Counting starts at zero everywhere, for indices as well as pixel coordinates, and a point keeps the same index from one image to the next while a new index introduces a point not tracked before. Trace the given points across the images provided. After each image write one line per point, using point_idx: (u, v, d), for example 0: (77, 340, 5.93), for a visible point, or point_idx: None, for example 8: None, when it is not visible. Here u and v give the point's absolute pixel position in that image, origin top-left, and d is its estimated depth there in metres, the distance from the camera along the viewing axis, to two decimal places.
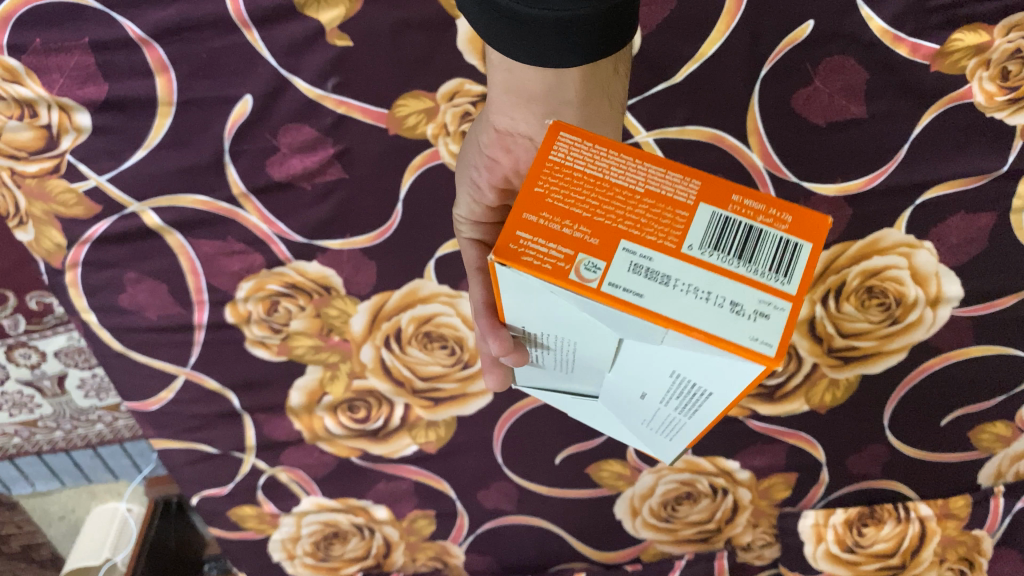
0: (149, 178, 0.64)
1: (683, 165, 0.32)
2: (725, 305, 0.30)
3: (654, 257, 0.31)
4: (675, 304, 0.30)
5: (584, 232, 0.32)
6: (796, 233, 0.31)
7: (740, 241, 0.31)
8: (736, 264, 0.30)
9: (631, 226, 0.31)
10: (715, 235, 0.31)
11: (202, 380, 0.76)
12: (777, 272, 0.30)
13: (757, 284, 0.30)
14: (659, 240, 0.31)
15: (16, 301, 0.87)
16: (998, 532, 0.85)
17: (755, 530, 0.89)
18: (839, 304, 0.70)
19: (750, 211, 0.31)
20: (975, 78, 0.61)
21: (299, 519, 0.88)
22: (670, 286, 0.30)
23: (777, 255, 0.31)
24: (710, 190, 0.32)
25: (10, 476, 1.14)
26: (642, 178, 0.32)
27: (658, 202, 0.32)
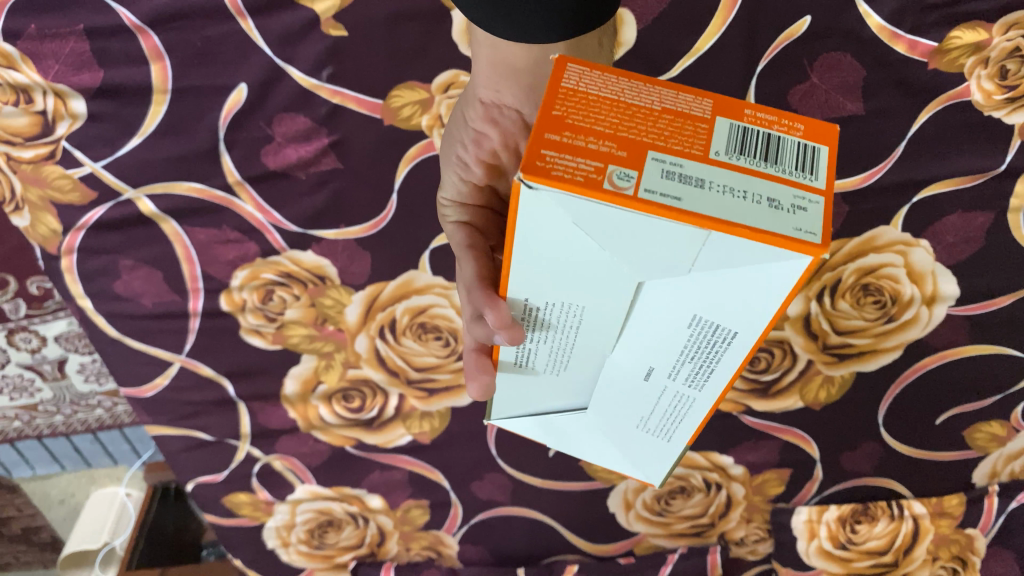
0: (144, 166, 0.64)
1: (692, 87, 0.31)
2: (762, 202, 0.28)
3: (684, 164, 0.29)
4: (714, 207, 0.28)
5: (610, 147, 0.29)
6: (812, 138, 0.30)
7: (763, 146, 0.30)
8: (765, 165, 0.29)
9: (655, 138, 0.29)
10: (739, 141, 0.30)
11: (198, 368, 0.76)
12: (804, 169, 0.29)
13: (789, 181, 0.29)
14: (685, 148, 0.29)
15: (16, 286, 0.88)
16: (992, 530, 0.85)
17: (747, 526, 0.90)
18: (834, 301, 0.72)
19: (765, 121, 0.30)
20: (973, 76, 0.59)
21: (293, 507, 0.88)
22: (706, 189, 0.28)
23: (799, 156, 0.30)
24: (724, 105, 0.31)
25: (10, 460, 1.15)
26: (655, 99, 0.31)
27: (676, 117, 0.30)
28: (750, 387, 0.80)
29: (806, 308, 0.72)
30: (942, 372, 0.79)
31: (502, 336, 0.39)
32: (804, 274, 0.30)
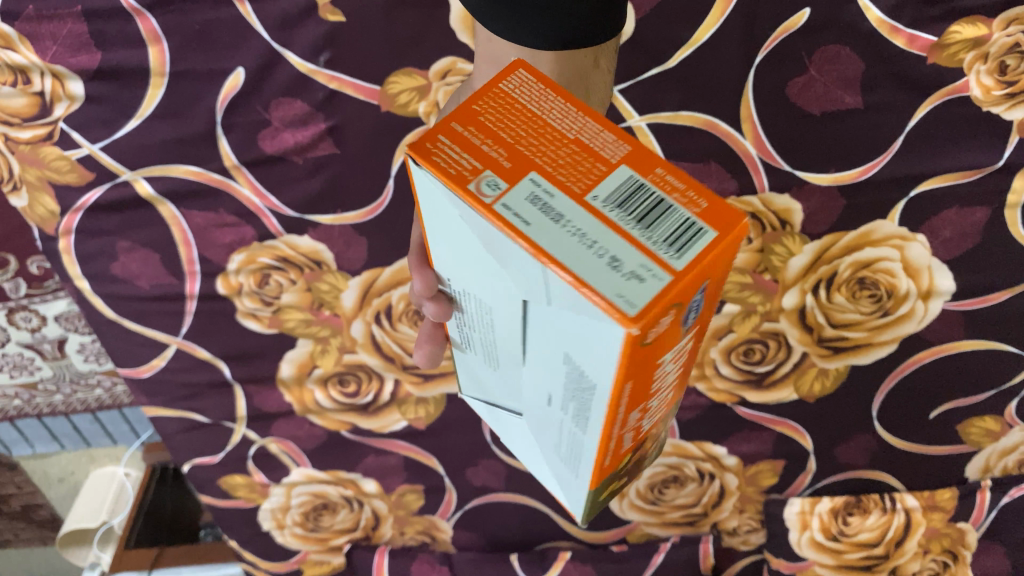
0: (142, 149, 0.63)
1: (620, 128, 0.29)
2: (603, 258, 0.26)
3: (558, 192, 0.27)
4: (556, 243, 0.26)
5: (499, 153, 0.28)
6: (706, 220, 0.26)
7: (646, 209, 0.27)
8: (633, 227, 0.26)
9: (546, 162, 0.28)
10: (622, 195, 0.27)
11: (194, 351, 0.77)
12: (668, 246, 0.26)
13: (643, 249, 0.26)
14: (567, 181, 0.27)
15: (16, 265, 0.88)
16: (983, 524, 0.88)
17: (740, 516, 0.94)
18: (829, 294, 0.72)
19: (668, 187, 0.27)
20: (972, 71, 0.58)
21: (289, 490, 0.91)
22: (559, 225, 0.27)
23: (675, 233, 0.26)
24: (640, 157, 0.28)
25: (10, 438, 1.15)
26: (576, 127, 0.29)
27: (583, 150, 0.28)
28: (744, 378, 0.80)
29: (801, 300, 0.72)
30: (937, 367, 0.79)
31: (429, 306, 0.39)
32: (626, 352, 0.26)
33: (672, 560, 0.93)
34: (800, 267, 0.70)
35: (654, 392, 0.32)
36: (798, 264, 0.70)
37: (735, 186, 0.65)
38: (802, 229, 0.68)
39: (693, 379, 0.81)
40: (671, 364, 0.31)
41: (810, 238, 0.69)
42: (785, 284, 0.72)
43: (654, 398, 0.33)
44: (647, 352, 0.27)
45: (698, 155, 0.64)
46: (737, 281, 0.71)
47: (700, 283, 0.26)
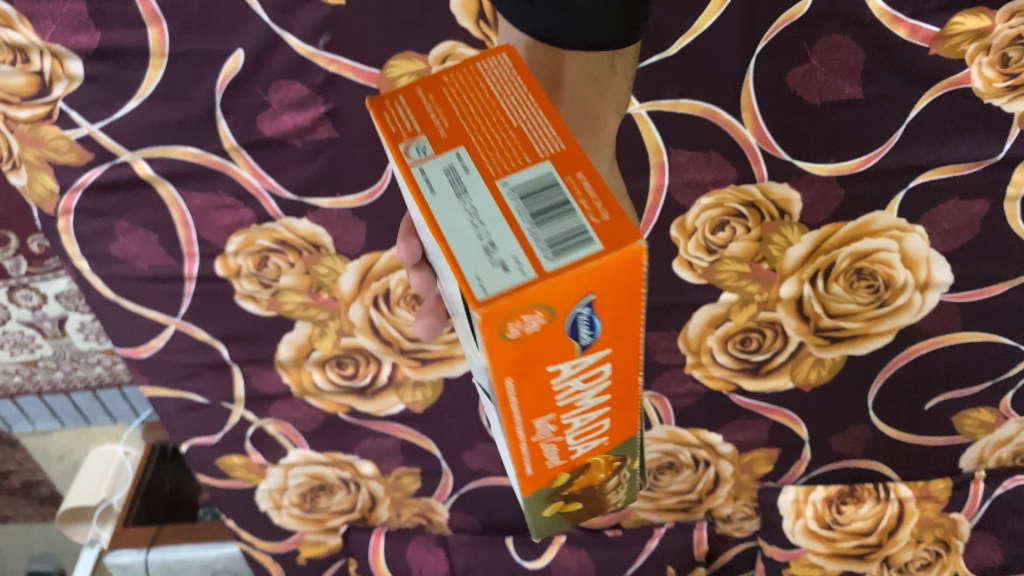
0: (142, 130, 0.63)
1: (562, 131, 0.31)
2: (482, 240, 0.28)
3: (474, 171, 0.30)
4: (448, 214, 0.29)
5: (442, 126, 0.32)
6: (599, 231, 0.27)
7: (548, 206, 0.28)
8: (525, 219, 0.28)
9: (479, 142, 0.31)
10: (528, 187, 0.29)
11: (193, 332, 0.77)
12: (548, 246, 0.27)
13: (524, 242, 0.27)
14: (488, 164, 0.30)
15: (17, 243, 0.88)
16: (976, 515, 0.89)
17: (734, 503, 0.96)
18: (827, 284, 0.72)
19: (579, 191, 0.29)
20: (974, 63, 0.58)
21: (286, 471, 0.91)
22: (460, 199, 0.29)
23: (562, 235, 0.28)
24: (566, 160, 0.30)
25: (11, 414, 1.16)
26: (524, 120, 0.32)
27: (517, 139, 0.31)
28: (740, 366, 0.80)
29: (799, 290, 0.72)
30: (933, 359, 0.79)
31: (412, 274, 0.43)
32: (489, 343, 0.27)
33: (666, 545, 0.95)
34: (798, 257, 0.70)
35: (562, 406, 0.33)
36: (797, 254, 0.70)
37: (735, 175, 0.65)
38: (801, 219, 0.68)
39: (689, 367, 0.81)
40: (577, 381, 0.32)
41: (809, 229, 0.69)
42: (783, 274, 0.72)
43: (572, 412, 0.34)
44: (516, 347, 0.28)
45: (698, 143, 0.64)
46: (734, 270, 0.72)
47: (579, 291, 0.27)
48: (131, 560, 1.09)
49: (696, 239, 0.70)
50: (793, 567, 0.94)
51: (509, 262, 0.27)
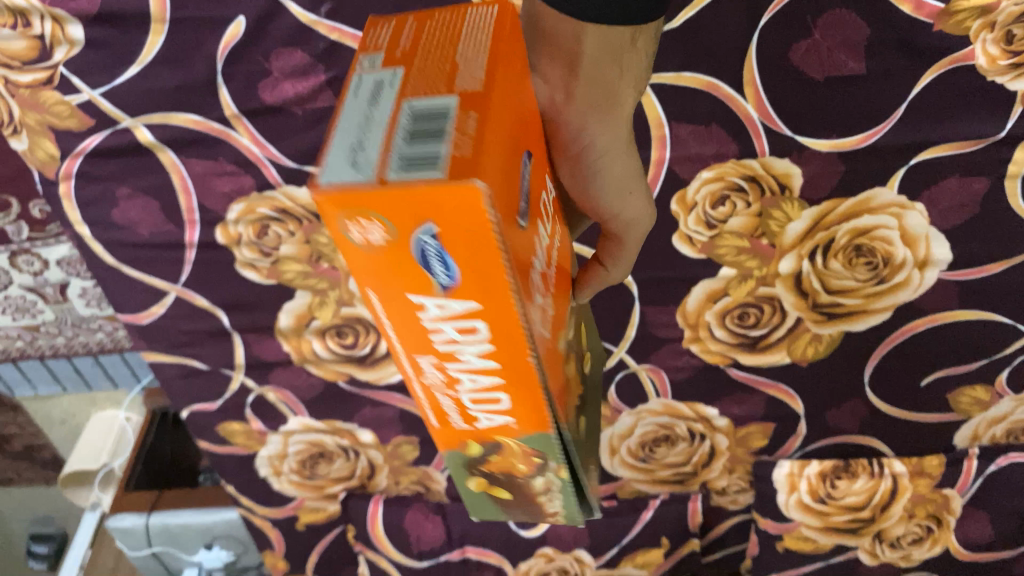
0: (143, 96, 0.63)
1: (493, 79, 0.27)
2: (353, 142, 0.24)
3: (393, 87, 0.27)
4: (345, 113, 0.26)
5: (405, 45, 0.29)
6: (455, 167, 0.23)
7: (429, 130, 0.24)
8: (400, 136, 0.24)
9: (420, 64, 0.28)
10: (418, 111, 0.25)
11: (193, 299, 0.77)
12: (404, 160, 0.23)
13: (387, 148, 0.24)
14: (412, 84, 0.27)
15: (18, 208, 0.89)
16: (968, 492, 0.91)
17: (729, 477, 0.97)
18: (826, 261, 0.72)
19: (467, 126, 0.24)
20: (978, 40, 0.58)
21: (286, 438, 0.92)
22: (366, 104, 0.26)
23: (422, 158, 0.23)
24: (473, 100, 0.25)
25: (13, 378, 1.16)
26: (473, 55, 0.28)
27: (452, 71, 0.27)
28: (737, 340, 0.80)
29: (798, 266, 0.73)
30: (930, 336, 0.79)
31: None
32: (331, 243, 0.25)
33: (661, 516, 0.99)
34: (798, 233, 0.70)
35: (443, 354, 0.29)
36: (796, 229, 0.70)
37: (736, 150, 0.65)
38: (801, 194, 0.68)
39: (687, 341, 0.81)
40: (449, 326, 0.28)
41: (809, 205, 0.69)
42: (782, 250, 0.72)
43: (458, 365, 0.29)
44: (357, 258, 0.25)
45: (700, 117, 0.63)
46: (733, 244, 0.72)
47: (419, 218, 0.23)
48: (132, 525, 1.11)
49: (696, 213, 0.70)
50: (786, 539, 0.98)
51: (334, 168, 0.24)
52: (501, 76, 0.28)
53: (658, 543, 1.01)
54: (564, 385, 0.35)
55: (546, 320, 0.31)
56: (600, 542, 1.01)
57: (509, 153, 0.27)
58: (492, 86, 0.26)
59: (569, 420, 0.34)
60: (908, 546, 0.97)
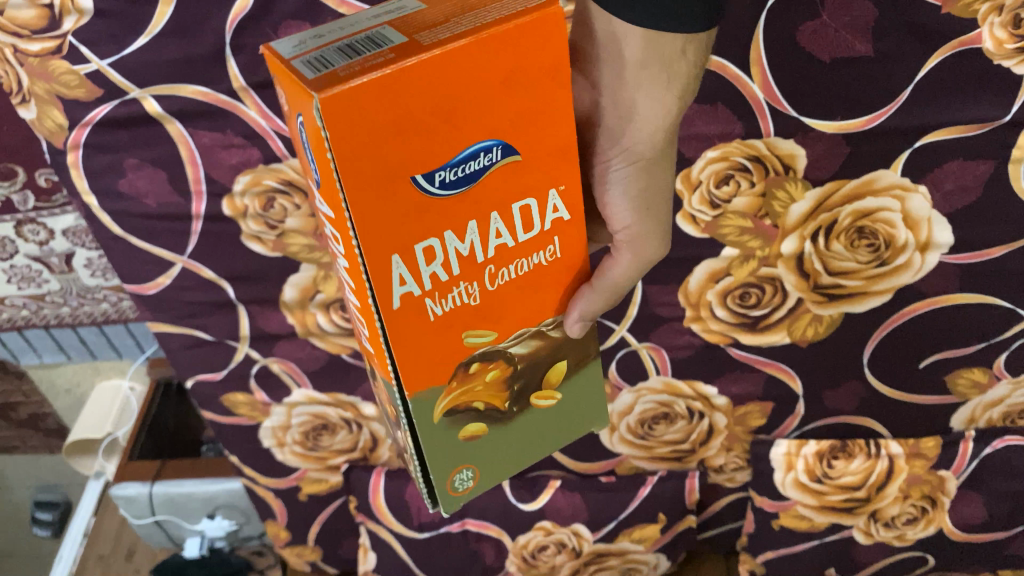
0: (151, 67, 0.63)
1: (456, 49, 0.34)
2: (320, 41, 0.37)
3: (396, 18, 0.38)
4: (352, 24, 0.38)
5: None
6: (325, 75, 0.33)
7: (353, 53, 0.35)
8: (338, 48, 0.35)
9: (433, 17, 0.37)
10: (379, 38, 0.35)
11: (199, 270, 0.78)
12: (312, 60, 0.35)
13: (322, 49, 0.36)
14: (406, 23, 0.37)
15: (25, 177, 0.90)
16: (964, 473, 0.93)
17: (727, 454, 0.98)
18: (828, 242, 0.73)
19: (367, 60, 0.34)
20: (986, 23, 0.58)
21: (289, 410, 0.93)
22: (365, 21, 0.38)
23: (323, 62, 0.35)
24: (401, 49, 0.34)
25: (19, 346, 1.17)
26: (468, 24, 0.35)
27: (433, 28, 0.36)
28: (738, 320, 0.81)
29: (800, 247, 0.73)
30: (930, 319, 0.80)
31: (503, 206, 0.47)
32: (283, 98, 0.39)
33: (657, 492, 1.00)
34: (800, 214, 0.71)
35: (331, 231, 0.42)
36: (799, 210, 0.71)
37: (742, 130, 0.65)
38: (804, 175, 0.68)
39: (688, 320, 0.82)
40: (330, 216, 0.40)
41: (812, 185, 0.69)
42: (785, 230, 0.72)
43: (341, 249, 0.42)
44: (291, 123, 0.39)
45: (706, 97, 0.63)
46: (736, 224, 0.72)
47: (297, 107, 0.35)
48: (135, 493, 1.12)
49: (699, 193, 0.70)
50: (783, 517, 0.99)
51: (305, 43, 0.37)
52: (478, 60, 0.35)
53: (655, 519, 1.03)
54: (443, 349, 0.43)
55: (431, 275, 0.40)
56: (598, 517, 1.01)
57: (439, 126, 0.35)
58: (439, 53, 0.34)
59: (416, 371, 0.43)
60: (902, 526, 0.98)
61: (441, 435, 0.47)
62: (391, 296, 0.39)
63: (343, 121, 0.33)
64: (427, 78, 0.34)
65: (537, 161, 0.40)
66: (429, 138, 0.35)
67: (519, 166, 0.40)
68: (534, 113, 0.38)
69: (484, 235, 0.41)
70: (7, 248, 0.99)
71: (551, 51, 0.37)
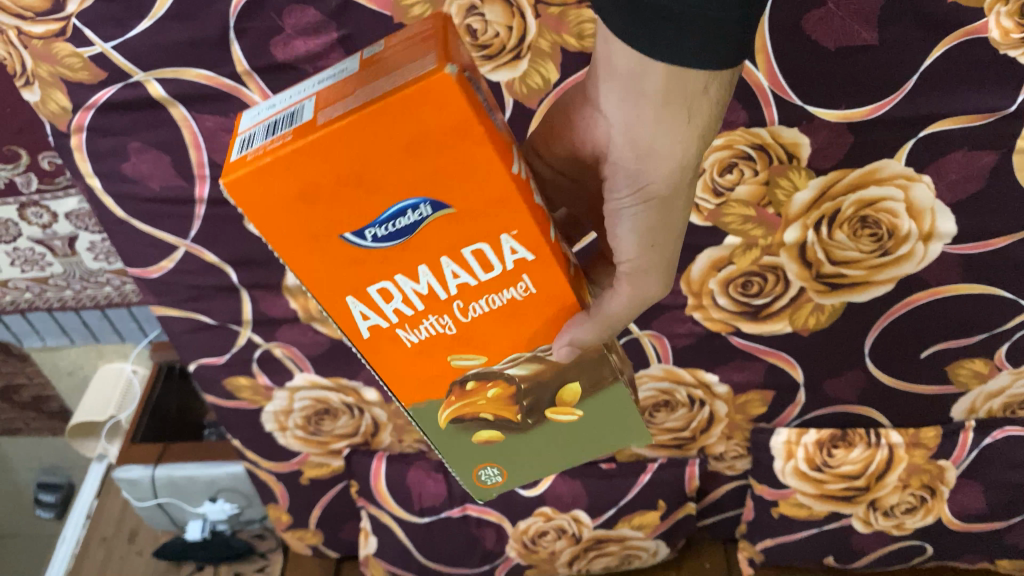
0: (155, 50, 0.62)
1: (335, 128, 0.34)
2: (272, 110, 0.40)
3: (331, 83, 0.39)
4: (307, 87, 0.41)
5: (387, 52, 0.39)
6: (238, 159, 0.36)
7: (273, 130, 0.37)
8: (268, 123, 0.38)
9: (357, 78, 0.37)
10: (298, 114, 0.37)
11: (202, 254, 0.78)
12: (242, 142, 0.38)
13: (259, 126, 0.39)
14: (330, 91, 0.38)
15: (28, 159, 0.90)
16: (963, 463, 0.93)
17: (727, 442, 0.99)
18: (831, 231, 0.73)
19: (271, 142, 0.36)
20: (993, 13, 0.58)
21: (291, 394, 0.94)
22: (314, 85, 0.40)
23: (247, 144, 0.38)
24: (299, 129, 0.35)
25: (22, 329, 1.18)
26: (364, 96, 0.35)
27: (341, 100, 0.36)
28: (740, 309, 0.81)
29: (802, 236, 0.73)
30: (931, 309, 0.80)
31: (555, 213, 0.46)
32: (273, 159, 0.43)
33: (657, 479, 1.00)
34: (803, 202, 0.71)
35: None
36: (803, 199, 0.71)
37: (746, 118, 0.65)
38: (808, 163, 0.68)
39: (689, 308, 0.82)
40: None
41: (816, 174, 0.69)
42: (788, 219, 0.72)
43: None
44: None
45: None
46: (739, 212, 0.72)
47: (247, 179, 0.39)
48: (137, 476, 1.13)
49: (703, 180, 0.70)
50: (782, 505, 1.00)
51: (260, 114, 0.40)
52: (374, 130, 0.34)
53: (655, 506, 1.03)
54: (428, 367, 0.46)
55: (394, 310, 0.42)
56: (598, 503, 1.02)
57: (348, 192, 0.36)
58: (325, 133, 0.34)
59: (405, 386, 0.47)
60: (902, 515, 0.99)
61: (453, 436, 0.52)
62: (358, 330, 0.43)
63: (257, 200, 0.36)
64: (321, 153, 0.35)
65: (475, 212, 0.38)
66: (348, 200, 0.37)
67: (455, 217, 0.38)
68: (455, 171, 0.36)
69: (440, 277, 0.41)
70: (11, 232, 1.00)
71: (448, 117, 0.34)
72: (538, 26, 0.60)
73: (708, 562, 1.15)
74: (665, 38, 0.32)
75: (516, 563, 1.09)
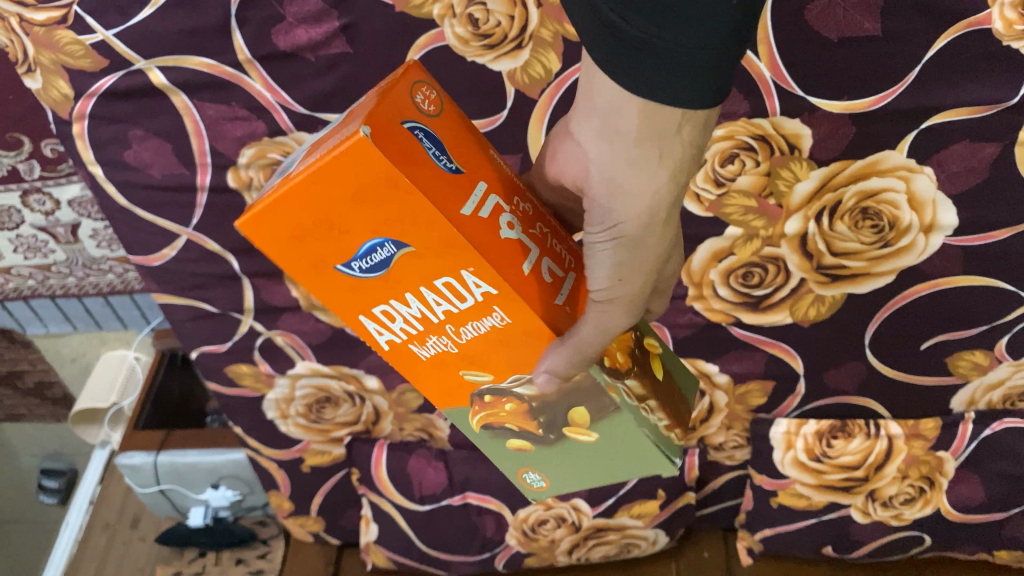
0: (156, 38, 0.62)
1: (286, 184, 0.36)
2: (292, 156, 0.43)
3: (321, 135, 0.41)
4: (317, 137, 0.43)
5: (362, 102, 0.41)
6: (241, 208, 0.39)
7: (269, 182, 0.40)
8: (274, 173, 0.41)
9: (333, 130, 0.39)
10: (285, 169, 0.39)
11: (204, 242, 0.78)
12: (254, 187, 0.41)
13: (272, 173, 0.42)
14: (315, 141, 0.40)
15: (31, 146, 0.91)
16: (962, 455, 0.94)
17: (727, 433, 1.00)
18: (832, 223, 0.73)
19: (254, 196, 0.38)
20: (996, 4, 0.58)
21: (293, 382, 0.94)
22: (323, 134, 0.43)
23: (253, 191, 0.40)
24: (273, 183, 0.37)
25: (25, 316, 1.19)
26: (316, 152, 0.36)
27: (309, 154, 0.38)
28: (741, 299, 0.81)
29: (803, 227, 0.73)
30: (932, 301, 0.80)
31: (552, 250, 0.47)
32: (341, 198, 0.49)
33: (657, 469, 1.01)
34: (805, 194, 0.71)
35: None
36: (804, 190, 0.71)
37: (748, 109, 0.65)
38: (810, 155, 0.68)
39: (690, 299, 0.82)
40: None
41: (817, 165, 0.69)
42: (789, 210, 0.72)
43: None
44: None
45: None
46: (740, 203, 0.72)
47: None
48: (140, 463, 1.14)
49: (704, 171, 0.70)
50: (780, 496, 1.01)
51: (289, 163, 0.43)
52: (322, 184, 0.35)
53: (654, 495, 1.04)
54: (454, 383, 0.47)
55: (401, 329, 0.43)
56: (599, 491, 1.02)
57: (321, 236, 0.37)
58: (282, 189, 0.36)
59: (438, 396, 0.49)
60: (900, 505, 0.99)
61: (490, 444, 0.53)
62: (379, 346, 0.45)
63: (261, 242, 0.37)
64: (286, 204, 0.36)
65: (435, 252, 0.38)
66: (323, 243, 0.38)
67: (418, 254, 0.39)
68: (399, 214, 0.37)
69: (426, 305, 0.41)
70: (14, 219, 1.00)
71: (376, 170, 0.35)
72: (540, 17, 0.60)
73: (705, 551, 1.15)
74: (661, 81, 0.34)
75: (516, 552, 1.08)
